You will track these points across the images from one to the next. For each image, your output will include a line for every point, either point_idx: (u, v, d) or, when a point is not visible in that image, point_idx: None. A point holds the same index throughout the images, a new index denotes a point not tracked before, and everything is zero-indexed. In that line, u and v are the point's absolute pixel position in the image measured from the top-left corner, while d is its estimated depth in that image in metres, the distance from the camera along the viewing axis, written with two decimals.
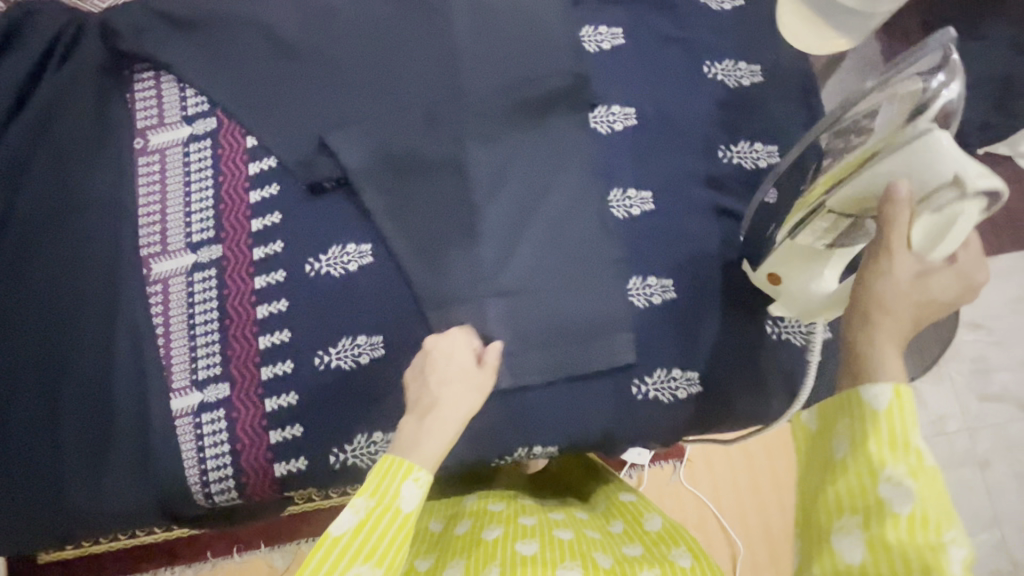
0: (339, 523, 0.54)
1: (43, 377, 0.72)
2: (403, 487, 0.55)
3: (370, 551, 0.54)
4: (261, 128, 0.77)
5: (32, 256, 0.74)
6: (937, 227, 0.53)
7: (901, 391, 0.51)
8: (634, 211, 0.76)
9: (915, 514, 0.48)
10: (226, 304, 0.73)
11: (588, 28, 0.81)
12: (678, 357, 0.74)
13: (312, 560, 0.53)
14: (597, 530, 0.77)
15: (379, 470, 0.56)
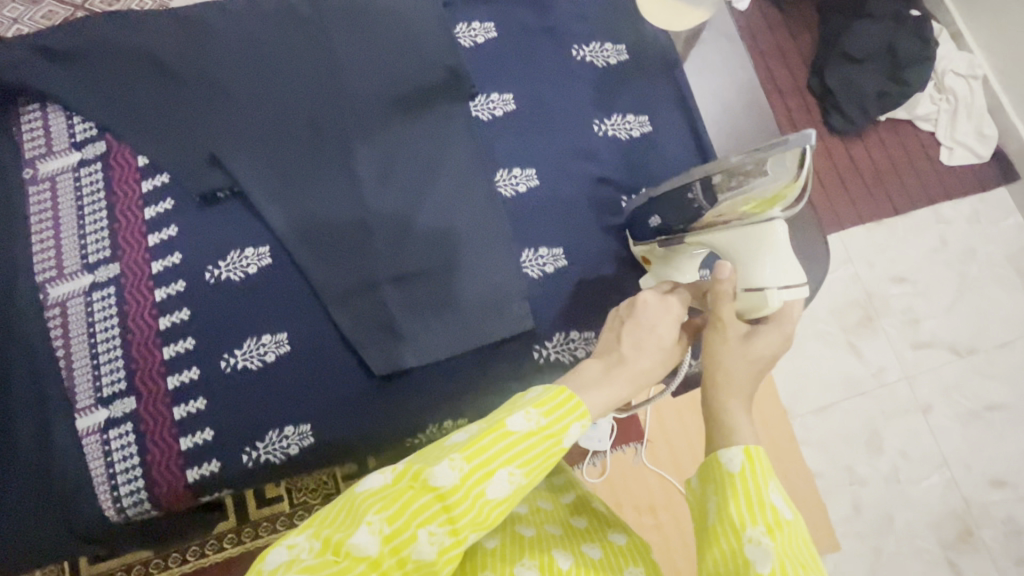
0: (516, 421, 0.51)
1: None
2: (573, 424, 0.53)
3: (528, 459, 0.50)
4: (149, 147, 0.78)
5: None
6: (750, 304, 0.61)
7: (750, 450, 0.51)
8: (520, 187, 0.82)
9: (778, 569, 0.46)
10: (127, 320, 0.74)
11: (462, 26, 0.87)
12: (573, 319, 0.78)
13: (485, 439, 0.50)
14: (557, 526, 0.77)
15: (556, 396, 0.53)
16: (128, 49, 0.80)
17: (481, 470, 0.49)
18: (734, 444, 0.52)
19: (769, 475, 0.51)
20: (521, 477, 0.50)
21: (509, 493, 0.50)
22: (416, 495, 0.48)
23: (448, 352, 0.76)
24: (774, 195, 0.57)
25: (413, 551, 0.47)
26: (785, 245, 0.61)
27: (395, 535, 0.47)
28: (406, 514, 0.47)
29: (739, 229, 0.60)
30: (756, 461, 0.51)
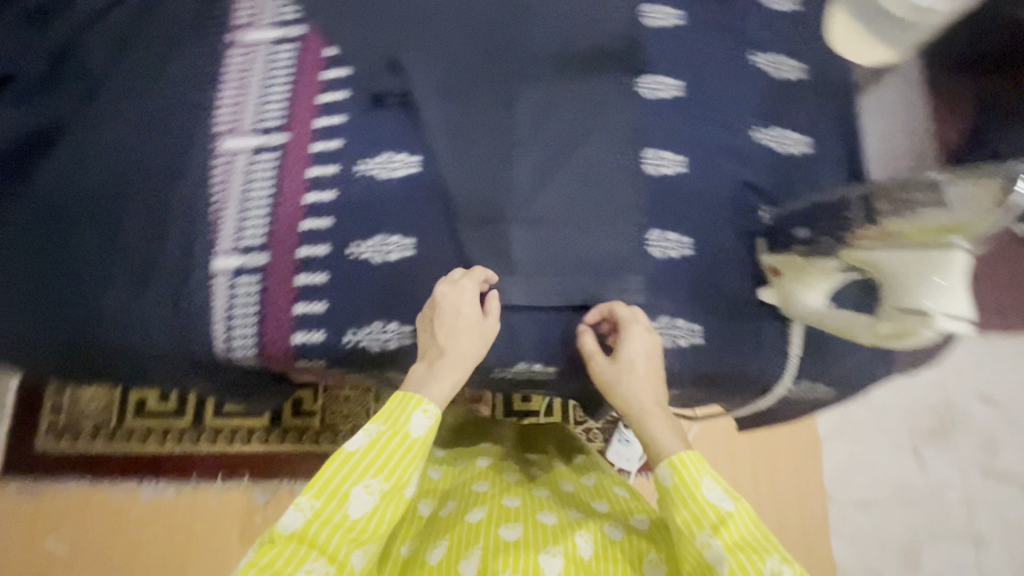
0: (355, 441, 0.62)
1: (101, 217, 0.77)
2: (413, 413, 0.64)
3: (376, 467, 0.61)
4: (342, 44, 0.86)
5: (115, 111, 0.81)
6: (895, 328, 0.63)
7: (674, 462, 0.63)
8: (664, 170, 0.82)
9: (731, 562, 0.57)
10: (280, 186, 0.80)
11: (651, 5, 0.88)
12: (683, 308, 0.77)
13: (323, 472, 0.61)
14: (577, 509, 0.80)
15: (391, 402, 0.64)
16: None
17: (327, 504, 0.59)
18: (662, 463, 0.65)
19: (703, 475, 0.63)
20: (379, 489, 0.61)
21: (367, 515, 0.60)
22: (278, 547, 0.58)
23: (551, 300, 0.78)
24: (959, 223, 0.57)
25: None
26: (962, 279, 0.58)
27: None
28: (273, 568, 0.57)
29: (912, 249, 0.60)
30: (684, 466, 0.63)
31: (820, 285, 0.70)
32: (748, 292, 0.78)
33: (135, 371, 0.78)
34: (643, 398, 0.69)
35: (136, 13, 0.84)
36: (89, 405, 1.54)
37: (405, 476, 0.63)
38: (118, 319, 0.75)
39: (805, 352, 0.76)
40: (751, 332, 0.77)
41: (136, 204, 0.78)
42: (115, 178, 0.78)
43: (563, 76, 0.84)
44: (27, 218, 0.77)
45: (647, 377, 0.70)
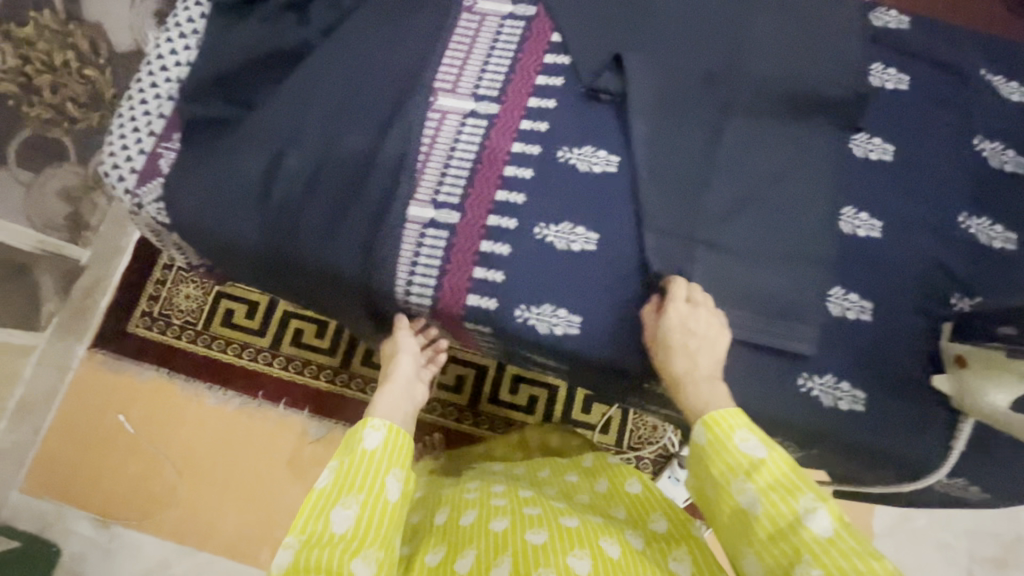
0: (321, 479, 0.67)
1: (319, 140, 0.81)
2: (366, 432, 0.70)
3: (350, 485, 0.66)
4: (571, 29, 0.87)
5: (353, 44, 0.84)
6: None
7: (707, 421, 0.64)
8: (861, 231, 0.81)
9: (765, 503, 0.59)
10: (483, 153, 0.83)
11: (878, 65, 0.87)
12: (849, 371, 0.76)
13: (302, 514, 0.64)
14: (600, 516, 0.85)
15: (345, 439, 0.71)
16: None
17: (314, 531, 0.62)
18: (696, 425, 0.66)
19: (736, 427, 0.63)
20: (355, 500, 0.64)
21: (350, 523, 0.63)
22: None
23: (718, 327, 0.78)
24: None
25: None
26: None
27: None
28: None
29: None
30: (717, 423, 0.64)
31: (1012, 389, 0.66)
32: (921, 373, 0.76)
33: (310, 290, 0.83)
34: (683, 365, 0.70)
35: None
36: (180, 300, 1.65)
37: (373, 483, 0.66)
38: (313, 237, 0.78)
39: (967, 449, 0.74)
40: (915, 415, 0.75)
41: (352, 136, 0.82)
42: (340, 107, 0.83)
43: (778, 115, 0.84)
44: (250, 122, 0.81)
45: (696, 345, 0.71)
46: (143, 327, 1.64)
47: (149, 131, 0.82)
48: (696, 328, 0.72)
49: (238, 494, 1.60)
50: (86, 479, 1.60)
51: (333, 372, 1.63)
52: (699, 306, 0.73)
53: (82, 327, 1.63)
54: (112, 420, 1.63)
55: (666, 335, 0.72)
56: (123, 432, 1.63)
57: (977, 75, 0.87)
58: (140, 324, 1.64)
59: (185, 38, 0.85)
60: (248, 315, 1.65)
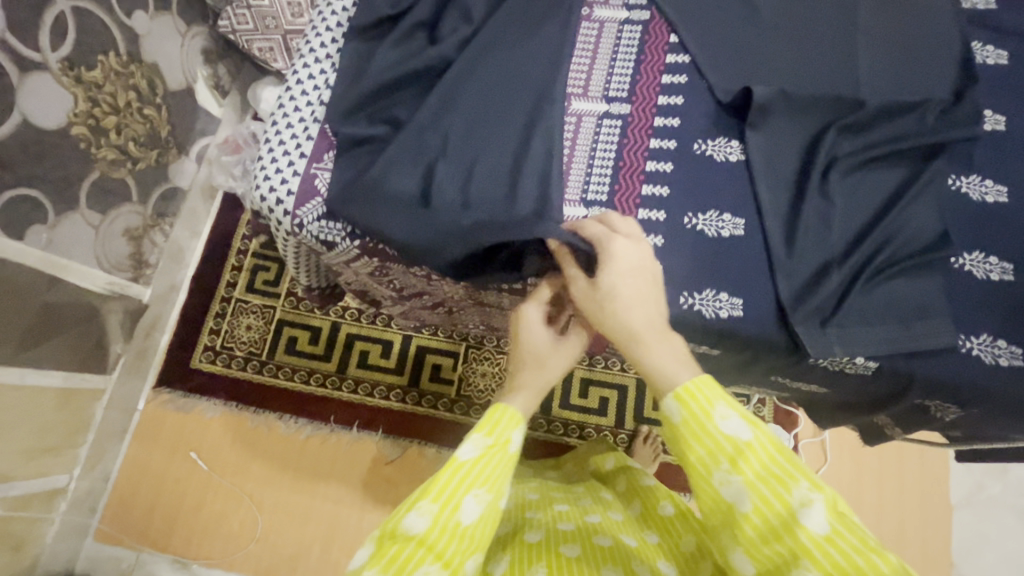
0: (465, 450, 0.61)
1: (467, 148, 0.83)
2: (515, 433, 0.63)
3: (485, 479, 0.61)
4: (689, 30, 0.91)
5: (487, 55, 0.87)
6: None
7: (681, 396, 0.57)
8: (989, 197, 0.85)
9: (754, 499, 0.53)
10: (623, 150, 0.86)
11: (977, 43, 0.93)
12: (1005, 329, 0.79)
13: (435, 480, 0.60)
14: (632, 537, 0.83)
15: (492, 415, 0.64)
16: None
17: (444, 508, 0.58)
18: (666, 398, 0.59)
19: (714, 402, 0.57)
20: (487, 497, 0.60)
21: (477, 518, 0.60)
22: (397, 545, 0.57)
23: (876, 298, 0.80)
24: None
25: None
26: None
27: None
28: (393, 560, 0.56)
29: None
30: (693, 399, 0.57)
31: None
32: None
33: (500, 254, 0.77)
34: (636, 318, 0.65)
35: None
36: (243, 330, 1.63)
37: (501, 488, 0.62)
38: (478, 234, 0.79)
39: None
40: None
41: (500, 140, 0.83)
42: (483, 114, 0.85)
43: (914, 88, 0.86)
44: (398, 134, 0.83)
45: (633, 296, 0.67)
46: (207, 362, 1.61)
47: (300, 154, 0.85)
48: (635, 265, 0.70)
49: (291, 526, 1.53)
50: (143, 513, 1.54)
51: (403, 391, 1.60)
52: (636, 243, 0.71)
53: (143, 365, 1.59)
54: (185, 457, 1.58)
55: (603, 288, 0.68)
56: (196, 470, 1.57)
57: None
58: (205, 358, 1.61)
59: (321, 65, 0.89)
60: (312, 341, 1.63)
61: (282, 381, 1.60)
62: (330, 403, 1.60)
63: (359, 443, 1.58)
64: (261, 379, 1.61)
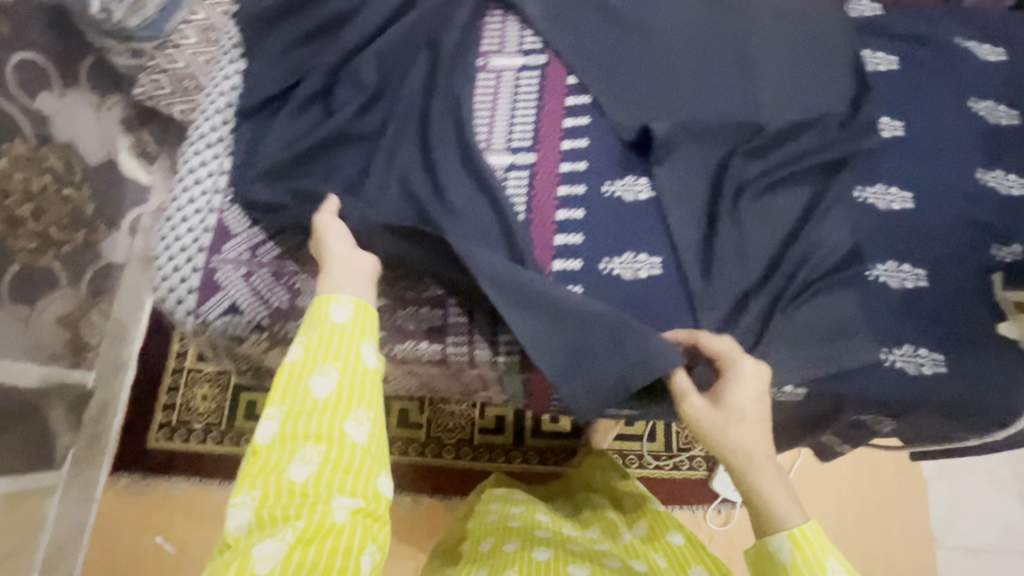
0: (291, 351, 0.66)
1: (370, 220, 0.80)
2: (333, 307, 0.68)
3: (326, 355, 0.65)
4: (584, 71, 0.91)
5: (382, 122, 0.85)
6: None
7: (795, 537, 0.67)
8: (895, 205, 0.86)
9: None
10: (532, 201, 0.85)
11: (868, 51, 0.94)
12: (926, 337, 0.80)
13: (276, 389, 0.64)
14: (641, 560, 0.87)
15: (309, 309, 0.69)
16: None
17: (294, 400, 0.63)
18: (779, 535, 0.69)
19: (826, 554, 0.66)
20: (334, 368, 0.65)
21: (332, 387, 0.64)
22: (264, 453, 0.62)
23: (800, 320, 0.80)
24: None
25: (288, 477, 0.60)
26: None
27: (266, 490, 0.60)
28: (263, 471, 0.61)
29: None
30: (805, 543, 0.67)
31: None
32: (987, 323, 0.80)
33: (623, 382, 0.75)
34: (760, 452, 0.72)
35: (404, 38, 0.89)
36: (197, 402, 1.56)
37: (351, 349, 0.66)
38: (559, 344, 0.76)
39: None
40: (992, 364, 0.79)
41: (404, 210, 0.82)
42: (388, 184, 0.84)
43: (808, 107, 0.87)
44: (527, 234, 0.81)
45: (756, 424, 0.73)
46: (163, 440, 1.54)
47: (199, 247, 0.82)
48: (756, 394, 0.73)
49: None
50: None
51: None
52: (760, 371, 0.74)
53: (94, 456, 1.49)
54: (152, 542, 1.51)
55: (733, 417, 0.73)
56: (163, 556, 1.50)
57: (954, 44, 0.94)
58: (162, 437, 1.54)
59: (215, 149, 0.86)
60: None
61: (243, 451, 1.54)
62: None
63: None
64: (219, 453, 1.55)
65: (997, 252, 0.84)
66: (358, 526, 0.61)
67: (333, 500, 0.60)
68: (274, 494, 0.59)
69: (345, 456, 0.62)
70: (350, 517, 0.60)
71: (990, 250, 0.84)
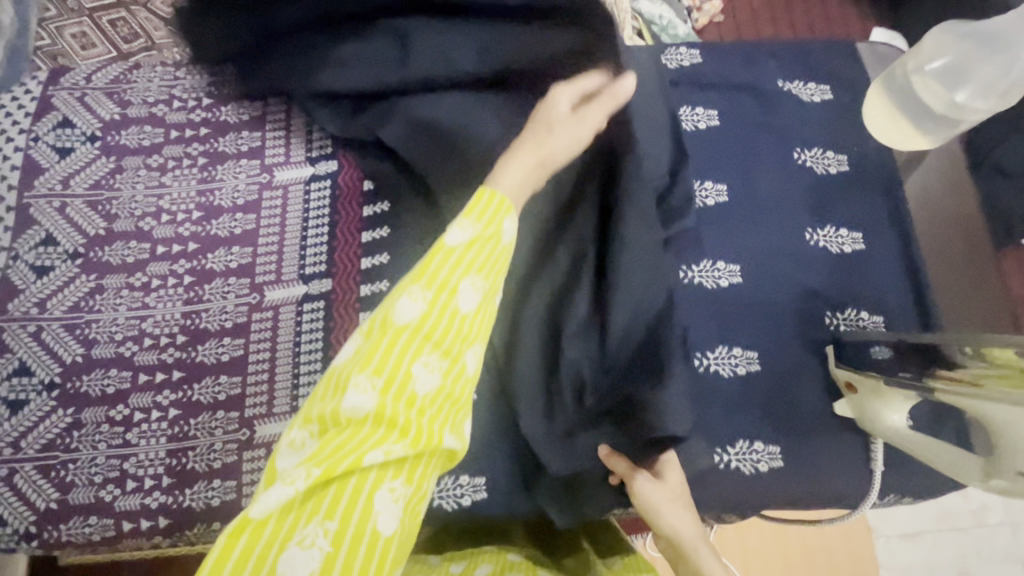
0: (453, 235, 0.54)
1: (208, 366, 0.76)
2: (506, 221, 0.55)
3: (479, 264, 0.54)
4: (380, 175, 0.83)
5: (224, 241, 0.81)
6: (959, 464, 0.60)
7: None
8: (723, 281, 0.80)
9: None
10: (330, 337, 0.77)
11: (686, 108, 0.88)
12: (760, 429, 0.75)
13: (425, 267, 0.53)
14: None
15: (479, 200, 0.56)
16: (386, 53, 0.80)
17: (439, 296, 0.52)
18: None
19: None
20: (484, 285, 0.54)
21: (479, 301, 0.54)
22: (388, 334, 0.51)
23: (625, 431, 0.74)
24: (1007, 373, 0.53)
25: (366, 457, 0.48)
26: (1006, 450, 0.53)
27: (389, 378, 0.50)
28: (389, 373, 0.50)
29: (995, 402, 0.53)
30: None
31: (892, 411, 0.68)
32: (822, 403, 0.76)
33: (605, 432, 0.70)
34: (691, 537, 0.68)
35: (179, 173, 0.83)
36: None
37: (499, 274, 0.55)
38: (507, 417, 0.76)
39: (888, 467, 0.74)
40: (830, 449, 0.75)
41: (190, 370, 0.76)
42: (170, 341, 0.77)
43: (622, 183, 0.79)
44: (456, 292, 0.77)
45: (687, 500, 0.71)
46: None
47: None
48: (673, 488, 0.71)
49: None
50: None
51: None
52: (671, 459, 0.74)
53: None
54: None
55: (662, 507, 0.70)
56: None
57: (775, 90, 0.89)
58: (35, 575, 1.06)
59: None
60: None
61: None
62: None
63: None
64: None
65: (831, 322, 0.79)
66: (434, 465, 0.53)
67: (442, 438, 0.52)
68: (344, 454, 0.47)
69: (457, 387, 0.54)
70: (434, 463, 0.53)
71: (825, 320, 0.79)
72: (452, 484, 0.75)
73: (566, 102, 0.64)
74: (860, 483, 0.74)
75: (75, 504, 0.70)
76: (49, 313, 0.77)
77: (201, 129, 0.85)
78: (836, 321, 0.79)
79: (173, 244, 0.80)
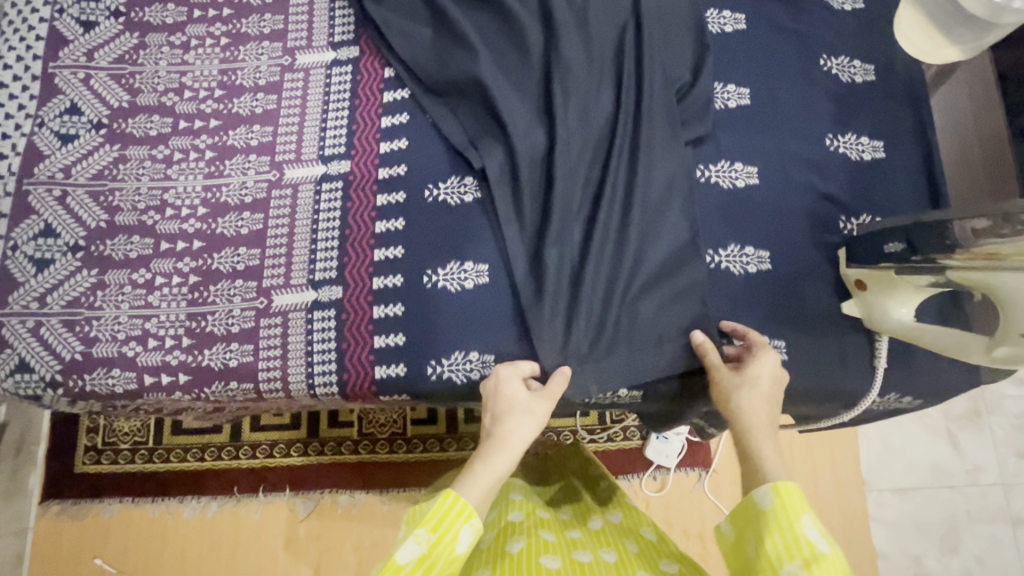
0: (405, 552, 0.53)
1: (267, 237, 0.78)
2: (463, 529, 0.55)
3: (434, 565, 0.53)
4: (400, 60, 0.82)
5: (286, 110, 0.82)
6: (956, 341, 0.63)
7: (779, 486, 0.56)
8: (739, 182, 0.80)
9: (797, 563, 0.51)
10: (348, 216, 0.78)
11: (713, 11, 0.86)
12: (766, 325, 0.76)
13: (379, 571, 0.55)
14: (611, 549, 0.72)
15: (443, 506, 0.56)
16: None
17: (442, 538, 0.54)
18: (762, 486, 0.57)
19: (802, 511, 0.54)
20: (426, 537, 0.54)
21: (419, 555, 0.53)
22: None
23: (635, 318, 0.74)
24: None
25: None
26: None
27: None
28: None
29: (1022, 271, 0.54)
30: (788, 494, 0.55)
31: (899, 304, 0.69)
32: (831, 303, 0.77)
33: (604, 318, 0.74)
34: (760, 418, 0.63)
35: (202, 53, 0.83)
36: None
37: (453, 533, 0.54)
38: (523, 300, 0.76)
39: (890, 364, 0.75)
40: (836, 346, 0.76)
41: (208, 240, 0.77)
42: (191, 211, 0.78)
43: (643, 77, 0.79)
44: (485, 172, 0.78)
45: (767, 398, 0.65)
46: None
47: None
48: (759, 375, 0.67)
49: None
50: None
51: (303, 445, 1.17)
52: (761, 351, 0.69)
53: None
54: (89, 570, 1.13)
55: (745, 381, 0.66)
56: None
57: None
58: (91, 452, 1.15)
59: None
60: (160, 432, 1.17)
61: (142, 465, 1.15)
62: (225, 475, 1.16)
63: (270, 509, 1.16)
64: (98, 473, 1.15)
65: (844, 225, 0.79)
66: None
67: None
68: None
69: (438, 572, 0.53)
70: None
71: (839, 225, 0.79)
72: (461, 360, 0.75)
73: (518, 387, 0.69)
74: (863, 380, 0.75)
75: (100, 356, 0.73)
76: (74, 179, 0.78)
77: (224, 9, 0.85)
78: (850, 225, 0.79)
79: (195, 119, 0.81)
